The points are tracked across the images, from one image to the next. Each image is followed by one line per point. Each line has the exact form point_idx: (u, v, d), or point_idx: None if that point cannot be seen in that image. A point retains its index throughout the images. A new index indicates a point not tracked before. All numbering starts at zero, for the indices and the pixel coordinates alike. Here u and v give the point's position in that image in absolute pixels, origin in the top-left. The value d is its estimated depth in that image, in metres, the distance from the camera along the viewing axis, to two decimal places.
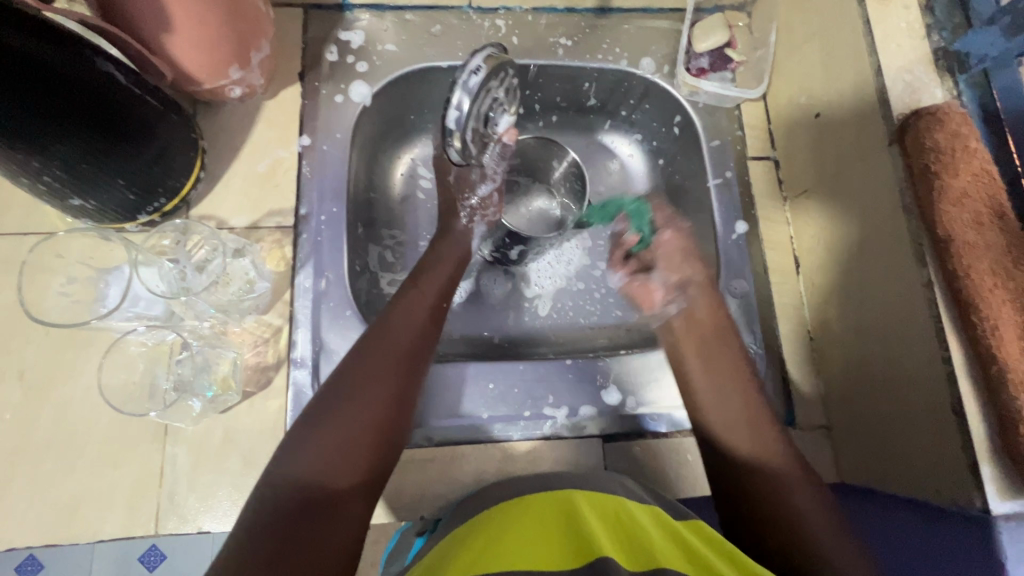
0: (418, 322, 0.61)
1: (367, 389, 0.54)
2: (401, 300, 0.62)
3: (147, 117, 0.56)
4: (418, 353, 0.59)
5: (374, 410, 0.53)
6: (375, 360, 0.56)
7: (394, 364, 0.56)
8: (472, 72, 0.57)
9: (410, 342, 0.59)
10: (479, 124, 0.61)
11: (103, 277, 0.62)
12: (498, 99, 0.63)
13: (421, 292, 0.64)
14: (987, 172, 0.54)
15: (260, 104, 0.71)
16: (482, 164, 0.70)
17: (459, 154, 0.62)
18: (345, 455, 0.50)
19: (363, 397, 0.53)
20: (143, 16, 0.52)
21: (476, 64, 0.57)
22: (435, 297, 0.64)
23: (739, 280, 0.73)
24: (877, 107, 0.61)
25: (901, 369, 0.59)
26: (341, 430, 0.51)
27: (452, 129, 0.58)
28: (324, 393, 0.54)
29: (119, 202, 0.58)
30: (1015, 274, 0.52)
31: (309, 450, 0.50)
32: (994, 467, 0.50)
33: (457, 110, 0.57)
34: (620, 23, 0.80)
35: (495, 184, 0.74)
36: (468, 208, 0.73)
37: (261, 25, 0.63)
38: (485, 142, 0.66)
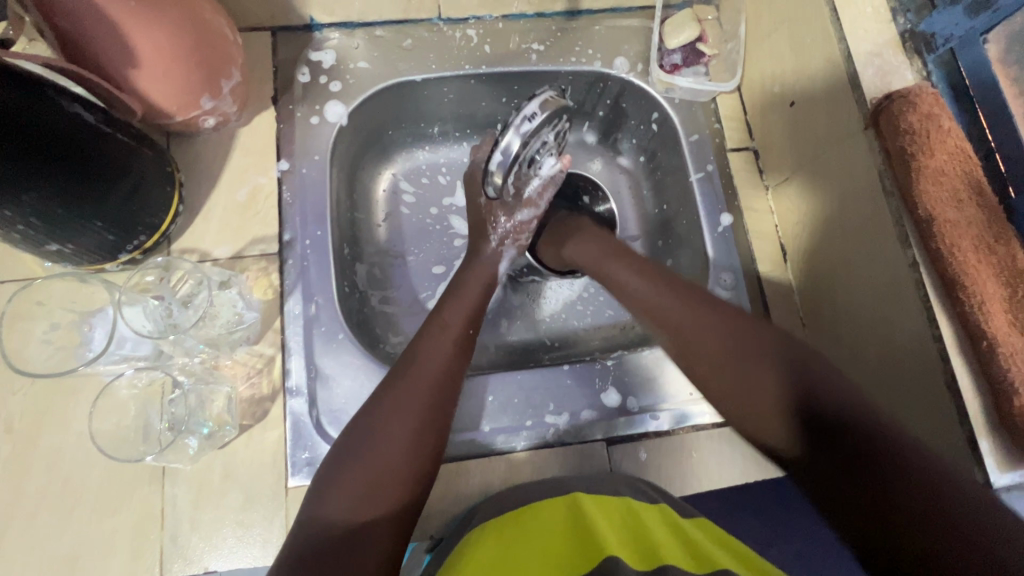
0: (444, 350, 0.59)
1: (394, 422, 0.53)
2: (428, 330, 0.61)
3: (118, 156, 0.55)
4: (448, 382, 0.57)
5: (399, 442, 0.52)
6: (403, 392, 0.55)
7: (421, 393, 0.55)
8: (527, 117, 0.56)
9: (438, 370, 0.57)
10: (523, 167, 0.61)
11: (87, 320, 0.60)
12: (546, 143, 0.62)
13: (444, 319, 0.62)
14: (962, 151, 0.55)
15: (235, 132, 0.70)
16: (525, 193, 0.68)
17: (501, 179, 0.61)
18: (373, 491, 0.49)
19: (390, 430, 0.52)
20: (108, 51, 0.51)
21: (533, 109, 0.57)
22: (461, 324, 0.63)
23: (729, 272, 0.73)
24: (849, 92, 0.61)
25: (894, 350, 0.59)
26: (371, 466, 0.50)
27: (494, 169, 0.60)
28: (350, 430, 0.53)
29: (97, 243, 0.57)
30: (998, 249, 0.53)
31: (339, 489, 0.49)
32: (993, 442, 0.51)
33: (505, 153, 0.58)
34: (590, 25, 0.80)
35: (536, 212, 0.71)
36: (499, 230, 0.70)
37: (231, 52, 0.62)
38: (525, 178, 0.64)
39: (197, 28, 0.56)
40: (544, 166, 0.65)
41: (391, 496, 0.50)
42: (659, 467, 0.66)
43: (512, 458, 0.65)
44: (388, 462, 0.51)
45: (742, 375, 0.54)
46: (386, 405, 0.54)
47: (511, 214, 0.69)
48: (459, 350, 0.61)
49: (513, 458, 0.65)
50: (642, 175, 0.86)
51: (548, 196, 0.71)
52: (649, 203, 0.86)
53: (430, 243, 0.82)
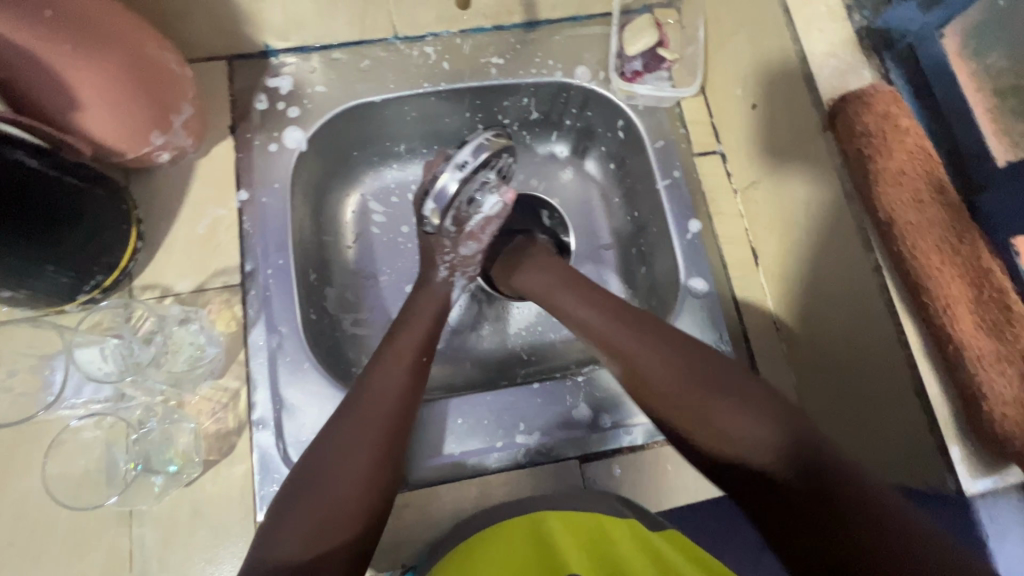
0: (397, 382, 0.58)
1: (345, 463, 0.52)
2: (381, 361, 0.60)
3: (69, 199, 0.55)
4: (402, 414, 0.57)
5: (349, 484, 0.51)
6: (356, 427, 0.54)
7: (373, 431, 0.54)
8: (456, 164, 0.62)
9: (390, 404, 0.56)
10: (461, 205, 0.64)
11: (47, 364, 0.59)
12: (483, 182, 0.64)
13: (398, 349, 0.61)
14: (923, 149, 0.53)
15: (193, 164, 0.70)
16: (466, 226, 0.66)
17: (450, 191, 0.62)
18: (321, 537, 0.48)
19: (341, 471, 0.51)
20: (50, 95, 0.51)
21: (462, 157, 0.62)
22: (414, 353, 0.61)
23: (700, 280, 0.72)
24: (807, 94, 0.60)
25: (862, 354, 0.58)
26: (321, 505, 0.49)
27: (428, 207, 0.64)
28: (302, 467, 0.52)
29: (54, 287, 0.57)
30: (962, 248, 0.51)
31: (288, 529, 0.48)
32: (964, 447, 0.50)
33: (462, 167, 0.62)
34: (550, 35, 0.79)
35: (482, 245, 0.67)
36: (447, 259, 0.67)
37: (181, 85, 0.61)
38: (466, 216, 0.65)
39: (140, 65, 0.56)
40: (487, 201, 0.65)
41: (340, 540, 0.49)
42: (634, 483, 0.65)
43: (484, 481, 0.64)
44: (337, 499, 0.50)
45: (727, 413, 0.51)
46: (336, 445, 0.53)
47: (455, 245, 0.66)
48: (415, 380, 0.60)
49: (486, 481, 0.64)
50: (613, 183, 0.85)
51: (491, 232, 0.67)
52: (620, 211, 0.85)
53: (401, 262, 0.82)
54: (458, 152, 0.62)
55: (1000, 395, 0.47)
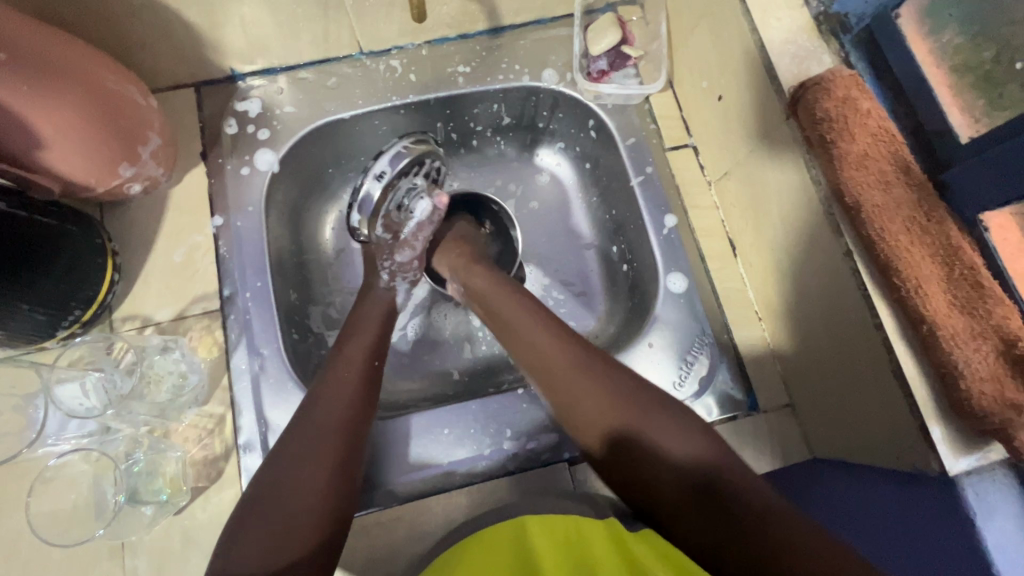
0: (349, 387, 0.59)
1: (301, 469, 0.52)
2: (331, 368, 0.60)
3: (41, 238, 0.55)
4: (354, 422, 0.57)
5: (307, 489, 0.51)
6: (309, 437, 0.54)
7: (328, 436, 0.55)
8: (375, 175, 0.68)
9: (344, 411, 0.57)
10: (389, 212, 0.69)
11: (30, 403, 0.59)
12: (410, 189, 0.69)
13: (348, 355, 0.62)
14: (885, 131, 0.53)
15: (166, 193, 0.70)
16: (395, 234, 0.70)
17: (375, 200, 0.68)
18: (283, 543, 0.48)
19: (297, 478, 0.51)
20: (12, 138, 0.51)
21: (379, 170, 0.68)
22: (365, 357, 0.62)
23: (678, 274, 0.72)
24: (768, 83, 0.60)
25: (840, 340, 0.58)
26: (279, 516, 0.49)
27: (355, 214, 0.69)
28: (256, 481, 0.52)
29: (32, 325, 0.57)
30: (931, 228, 0.51)
31: (247, 544, 0.48)
32: (945, 427, 0.49)
33: (381, 176, 0.67)
34: (515, 40, 0.79)
35: (416, 249, 0.71)
36: (385, 264, 0.70)
37: (145, 118, 0.62)
38: (394, 224, 0.70)
39: (101, 100, 0.56)
40: (416, 206, 0.69)
41: (303, 545, 0.49)
42: (625, 483, 0.65)
43: (474, 490, 0.64)
44: (298, 503, 0.50)
45: (665, 428, 0.51)
46: (290, 453, 0.53)
47: (390, 251, 0.70)
48: (366, 385, 0.60)
49: (475, 490, 0.64)
50: (589, 183, 0.86)
51: (425, 238, 0.71)
52: (597, 211, 0.85)
53: None
54: (374, 163, 0.68)
55: (977, 372, 0.47)
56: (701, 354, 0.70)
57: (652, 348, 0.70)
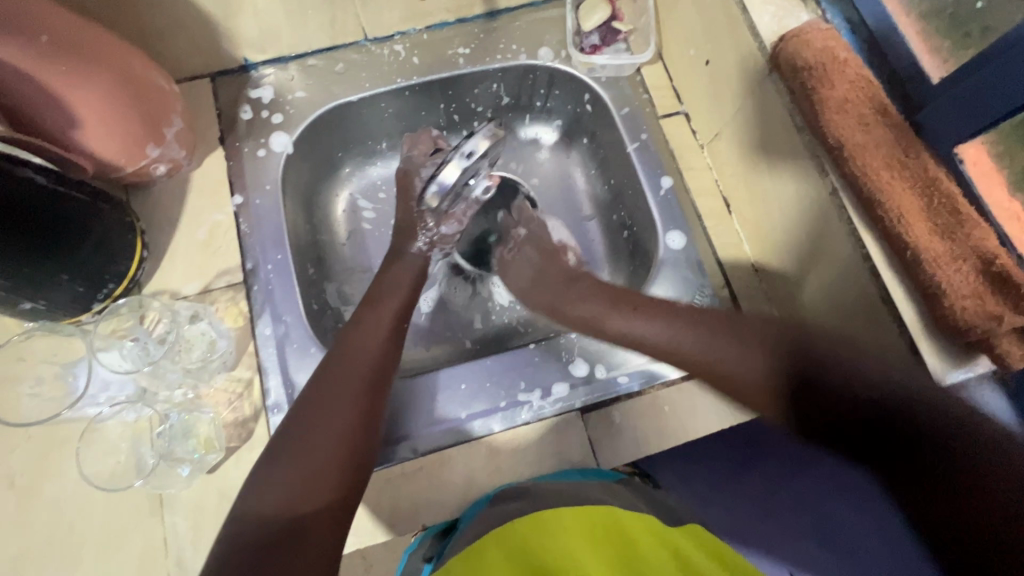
0: (376, 343, 0.63)
1: (329, 416, 0.56)
2: (360, 324, 0.65)
3: (75, 212, 0.58)
4: (380, 373, 0.61)
5: (335, 434, 0.55)
6: (337, 385, 0.58)
7: (356, 385, 0.59)
8: (464, 152, 0.65)
9: (371, 364, 0.61)
10: (456, 190, 0.70)
11: (69, 371, 0.64)
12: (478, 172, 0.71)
13: (377, 314, 0.66)
14: (862, 77, 0.57)
15: (188, 176, 0.73)
16: (450, 209, 0.74)
17: (451, 181, 0.67)
18: (310, 481, 0.51)
19: (326, 423, 0.55)
20: (48, 114, 0.56)
21: (469, 148, 0.65)
22: (391, 318, 0.67)
23: (677, 232, 0.76)
24: (753, 42, 0.64)
25: (833, 278, 0.61)
26: (307, 456, 0.53)
27: (430, 191, 0.68)
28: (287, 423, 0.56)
29: (69, 296, 0.61)
30: (909, 162, 0.55)
31: (276, 481, 0.51)
32: (933, 345, 0.53)
33: (469, 157, 0.65)
34: (510, 22, 0.83)
35: (459, 224, 0.78)
36: (427, 233, 0.75)
37: (169, 101, 0.66)
38: (455, 199, 0.72)
39: (129, 82, 0.60)
40: (477, 185, 0.74)
41: (329, 484, 0.52)
42: (636, 429, 0.67)
43: (493, 440, 0.67)
44: (324, 446, 0.54)
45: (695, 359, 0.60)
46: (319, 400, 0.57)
47: (436, 223, 0.75)
48: (391, 342, 0.64)
49: (494, 440, 0.67)
50: (587, 156, 0.89)
51: (469, 214, 0.77)
52: (597, 182, 0.89)
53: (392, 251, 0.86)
54: (466, 142, 0.65)
55: (959, 290, 0.50)
56: (703, 305, 0.73)
57: None
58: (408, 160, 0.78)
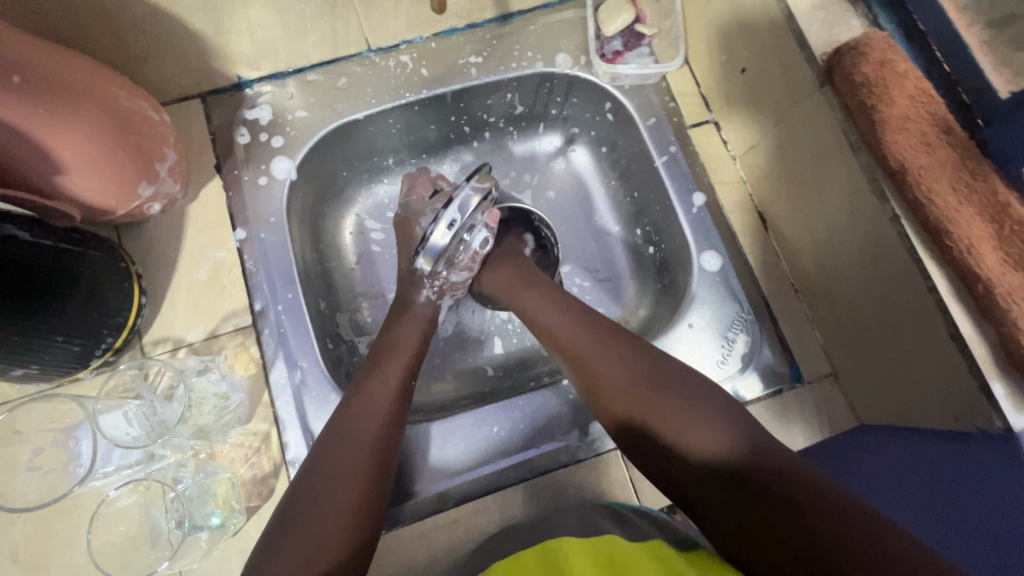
0: (385, 401, 0.58)
1: (335, 487, 0.51)
2: (368, 383, 0.59)
3: (65, 266, 0.53)
4: (389, 439, 0.56)
5: (340, 508, 0.50)
6: (341, 455, 0.53)
7: (363, 451, 0.54)
8: (443, 222, 0.60)
9: (381, 428, 0.56)
10: (450, 247, 0.63)
11: (70, 436, 0.59)
12: (474, 223, 0.63)
13: (388, 367, 0.61)
14: (922, 92, 0.53)
15: (184, 210, 0.67)
16: (450, 261, 0.66)
17: (443, 245, 0.62)
18: (312, 561, 0.47)
19: (332, 495, 0.50)
20: (31, 163, 0.49)
21: (448, 216, 0.60)
22: (401, 372, 0.61)
23: (713, 252, 0.72)
24: (798, 52, 0.59)
25: (890, 308, 0.58)
26: (307, 535, 0.48)
27: (421, 256, 0.63)
28: (289, 498, 0.51)
29: (64, 356, 0.56)
30: (976, 185, 0.51)
31: (280, 565, 0.46)
32: (1007, 385, 0.49)
33: (454, 222, 0.60)
34: (524, 26, 0.77)
35: (469, 271, 0.69)
36: (434, 284, 0.68)
37: (161, 135, 0.60)
38: (451, 253, 0.65)
39: (118, 121, 0.54)
40: (475, 238, 0.65)
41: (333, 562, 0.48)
42: None
43: (529, 485, 0.63)
44: (329, 521, 0.49)
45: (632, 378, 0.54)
46: (320, 470, 0.52)
47: (444, 273, 0.67)
48: (401, 401, 0.59)
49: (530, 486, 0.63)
50: (607, 166, 0.84)
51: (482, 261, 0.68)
52: (619, 194, 0.84)
53: None
54: (447, 208, 0.60)
55: None
56: (741, 331, 0.69)
57: (693, 328, 0.70)
58: (407, 204, 0.72)
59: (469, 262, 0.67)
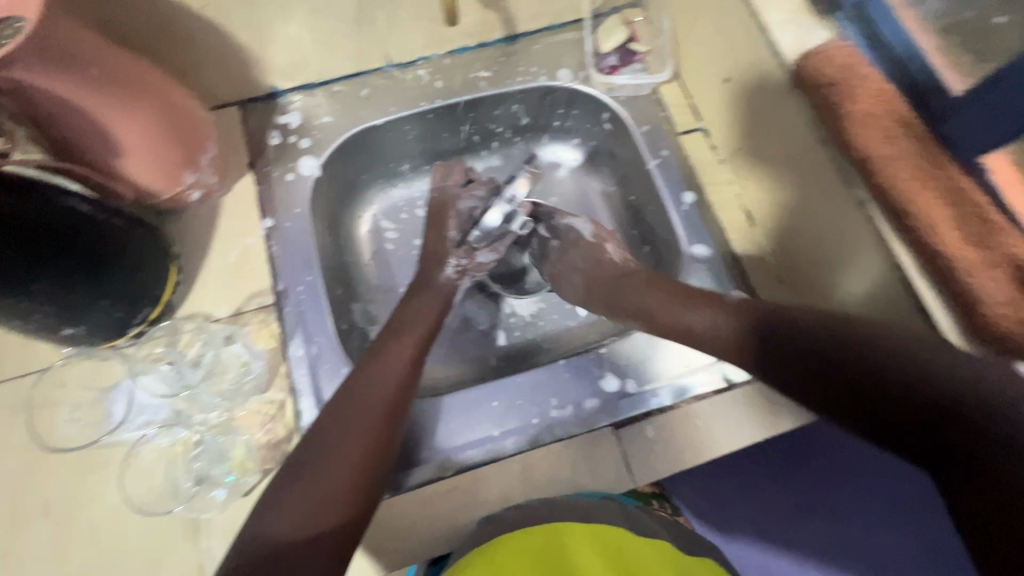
0: (397, 369, 0.62)
1: (346, 440, 0.55)
2: (382, 352, 0.63)
3: (115, 239, 0.59)
4: (399, 403, 0.60)
5: (350, 459, 0.54)
6: (350, 417, 0.57)
7: (373, 412, 0.58)
8: (508, 199, 0.73)
9: (392, 393, 0.60)
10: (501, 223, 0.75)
11: (107, 396, 0.65)
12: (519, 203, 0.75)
13: (401, 339, 0.66)
14: (883, 91, 0.59)
15: (219, 200, 0.75)
16: (488, 239, 0.76)
17: (495, 222, 0.74)
18: (322, 503, 0.51)
19: (342, 447, 0.54)
20: (96, 147, 0.58)
21: (512, 193, 0.73)
22: (413, 345, 0.65)
23: (702, 245, 0.77)
24: (772, 61, 0.66)
25: (864, 289, 0.62)
26: (320, 479, 0.52)
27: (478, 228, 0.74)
28: (305, 445, 0.55)
29: (107, 320, 0.62)
30: (937, 173, 0.56)
31: (293, 502, 0.51)
32: (973, 353, 0.53)
33: (511, 201, 0.73)
34: (529, 45, 0.85)
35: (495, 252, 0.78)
36: (463, 261, 0.75)
37: (205, 130, 0.67)
38: (494, 230, 0.75)
39: (171, 114, 0.62)
40: (515, 221, 0.76)
41: (340, 506, 0.52)
42: (668, 444, 0.67)
43: (526, 458, 0.66)
44: (339, 470, 0.53)
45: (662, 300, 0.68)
46: (334, 424, 0.56)
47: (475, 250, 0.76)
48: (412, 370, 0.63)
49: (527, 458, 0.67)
50: (606, 173, 0.91)
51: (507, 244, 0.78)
52: (617, 197, 0.90)
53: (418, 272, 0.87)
54: (508, 187, 0.73)
55: (993, 297, 0.51)
56: None
57: None
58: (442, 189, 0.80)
59: (501, 243, 0.77)
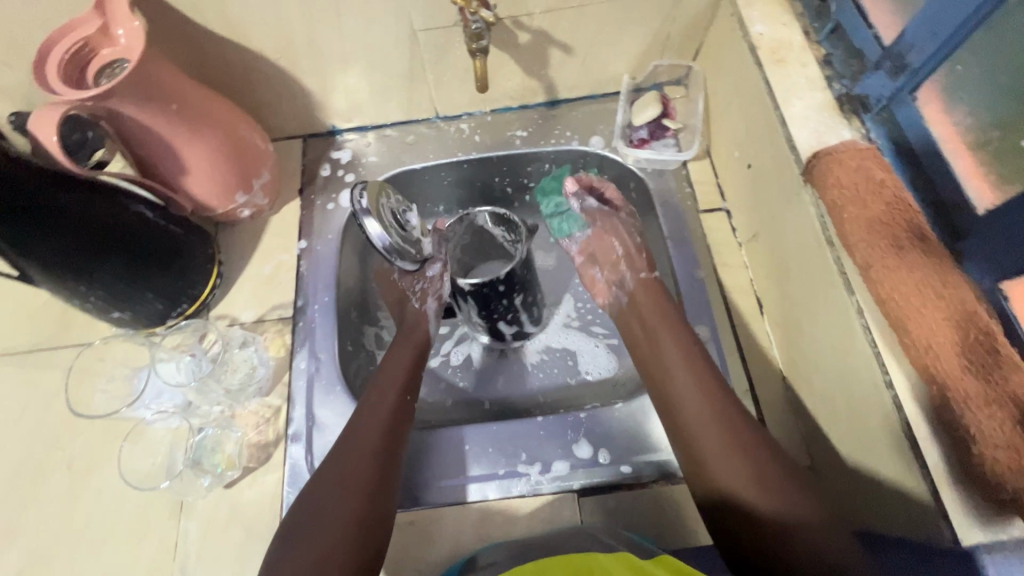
0: (386, 417, 0.64)
1: (340, 493, 0.56)
2: (370, 402, 0.65)
3: (168, 242, 0.69)
4: (390, 453, 0.61)
5: (347, 511, 0.55)
6: (353, 466, 0.58)
7: (368, 462, 0.59)
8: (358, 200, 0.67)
9: (379, 442, 0.61)
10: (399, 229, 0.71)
11: (136, 374, 0.75)
12: (394, 207, 0.72)
13: (387, 387, 0.67)
14: (900, 201, 0.56)
15: (267, 219, 0.85)
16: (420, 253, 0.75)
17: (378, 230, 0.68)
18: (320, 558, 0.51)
19: (336, 501, 0.55)
20: (167, 165, 0.69)
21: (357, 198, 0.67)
22: (398, 393, 0.67)
23: (703, 326, 0.75)
24: (790, 154, 0.66)
25: (860, 402, 0.58)
26: (315, 535, 0.53)
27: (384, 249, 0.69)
28: (301, 503, 0.56)
29: (149, 311, 0.72)
30: (946, 294, 0.51)
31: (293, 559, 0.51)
32: (961, 496, 0.48)
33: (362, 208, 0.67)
34: (568, 111, 0.90)
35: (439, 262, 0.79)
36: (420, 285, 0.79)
37: (263, 159, 0.78)
38: (410, 238, 0.72)
39: (232, 143, 0.72)
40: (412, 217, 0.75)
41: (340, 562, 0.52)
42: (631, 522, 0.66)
43: (485, 508, 0.68)
44: (335, 521, 0.54)
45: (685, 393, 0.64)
46: (332, 475, 0.58)
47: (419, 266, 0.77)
48: (400, 419, 0.64)
49: (487, 507, 0.68)
50: None
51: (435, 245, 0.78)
52: None
53: None
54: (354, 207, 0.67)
55: (988, 438, 0.46)
56: None
57: None
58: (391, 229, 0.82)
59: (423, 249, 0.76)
